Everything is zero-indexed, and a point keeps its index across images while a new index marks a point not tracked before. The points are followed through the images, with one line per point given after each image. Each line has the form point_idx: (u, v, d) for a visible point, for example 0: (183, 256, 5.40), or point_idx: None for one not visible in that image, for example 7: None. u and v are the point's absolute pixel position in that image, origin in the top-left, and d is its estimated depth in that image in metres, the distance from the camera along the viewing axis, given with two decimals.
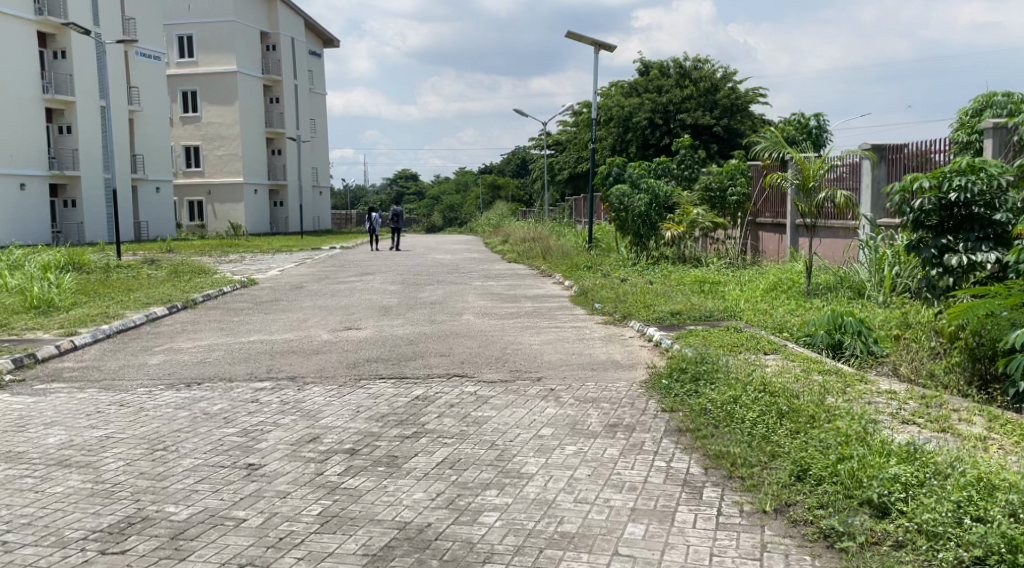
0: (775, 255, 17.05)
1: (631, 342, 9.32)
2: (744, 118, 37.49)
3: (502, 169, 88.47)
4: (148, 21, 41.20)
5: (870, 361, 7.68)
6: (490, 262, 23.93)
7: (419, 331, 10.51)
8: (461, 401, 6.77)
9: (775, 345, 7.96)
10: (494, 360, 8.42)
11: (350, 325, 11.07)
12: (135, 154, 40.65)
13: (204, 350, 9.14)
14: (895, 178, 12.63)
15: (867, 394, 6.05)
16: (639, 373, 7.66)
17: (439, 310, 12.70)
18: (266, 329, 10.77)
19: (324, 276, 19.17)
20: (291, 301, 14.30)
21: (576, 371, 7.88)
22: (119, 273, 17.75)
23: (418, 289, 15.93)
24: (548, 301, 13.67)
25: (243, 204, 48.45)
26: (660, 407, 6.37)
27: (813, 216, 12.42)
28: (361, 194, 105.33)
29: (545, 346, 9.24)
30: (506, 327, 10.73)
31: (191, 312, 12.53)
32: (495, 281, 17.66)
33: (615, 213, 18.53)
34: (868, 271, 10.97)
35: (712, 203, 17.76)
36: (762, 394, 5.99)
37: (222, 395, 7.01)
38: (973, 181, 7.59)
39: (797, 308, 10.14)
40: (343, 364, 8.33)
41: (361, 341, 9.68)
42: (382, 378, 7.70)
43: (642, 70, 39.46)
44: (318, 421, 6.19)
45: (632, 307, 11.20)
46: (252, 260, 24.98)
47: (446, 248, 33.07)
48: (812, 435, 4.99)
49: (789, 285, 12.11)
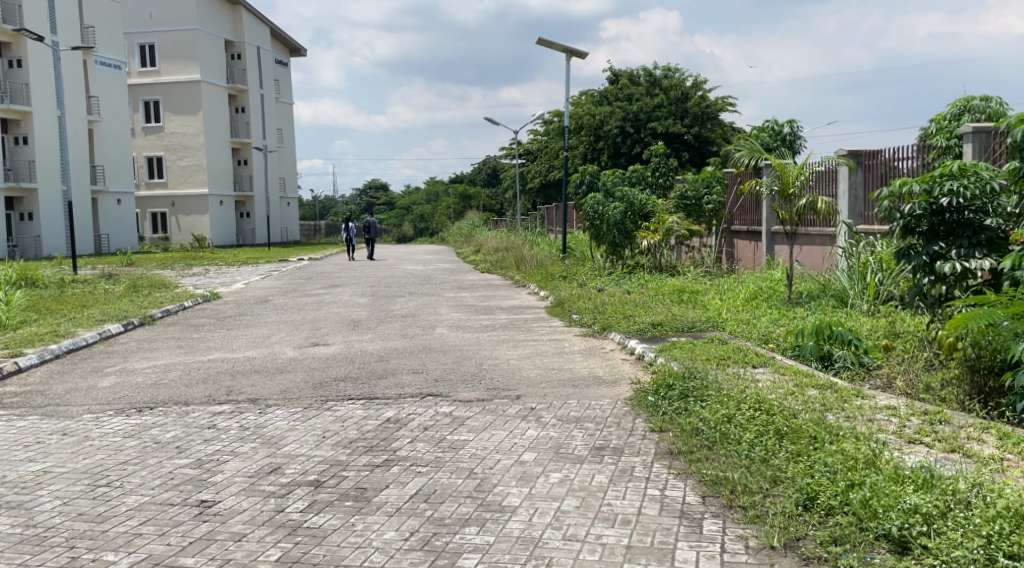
0: (749, 262, 16.82)
1: (612, 356, 8.92)
2: (715, 126, 37.59)
3: (472, 179, 88.13)
4: (108, 29, 40.34)
5: (862, 373, 7.33)
6: (463, 271, 23.50)
7: (390, 346, 10.06)
8: (435, 423, 6.32)
9: (763, 358, 7.57)
10: (469, 377, 7.99)
11: (318, 341, 10.60)
12: (95, 165, 39.68)
13: (160, 370, 8.63)
14: (873, 185, 12.40)
15: (866, 411, 5.67)
16: (624, 389, 7.26)
17: (411, 323, 12.23)
18: (228, 347, 10.26)
19: (291, 289, 18.59)
20: (255, 315, 13.75)
21: (557, 388, 7.43)
22: (74, 288, 17.04)
23: (388, 301, 15.46)
24: (524, 312, 13.27)
25: (208, 215, 47.56)
26: (649, 428, 5.95)
27: (793, 223, 12.15)
28: (330, 205, 104.24)
29: (523, 360, 8.82)
30: (481, 341, 10.32)
31: (148, 329, 11.95)
32: (468, 292, 17.23)
33: (590, 222, 18.23)
34: (849, 278, 10.67)
35: (687, 211, 17.32)
36: (756, 412, 5.57)
37: (175, 421, 6.52)
38: (965, 185, 7.17)
39: (782, 318, 9.79)
40: (309, 385, 7.85)
41: (328, 358, 9.21)
42: (350, 399, 7.23)
43: (613, 79, 39.43)
44: (280, 449, 5.71)
45: (612, 318, 10.82)
46: (217, 273, 24.27)
47: (418, 258, 32.57)
48: (816, 460, 4.59)
49: (769, 294, 11.77)
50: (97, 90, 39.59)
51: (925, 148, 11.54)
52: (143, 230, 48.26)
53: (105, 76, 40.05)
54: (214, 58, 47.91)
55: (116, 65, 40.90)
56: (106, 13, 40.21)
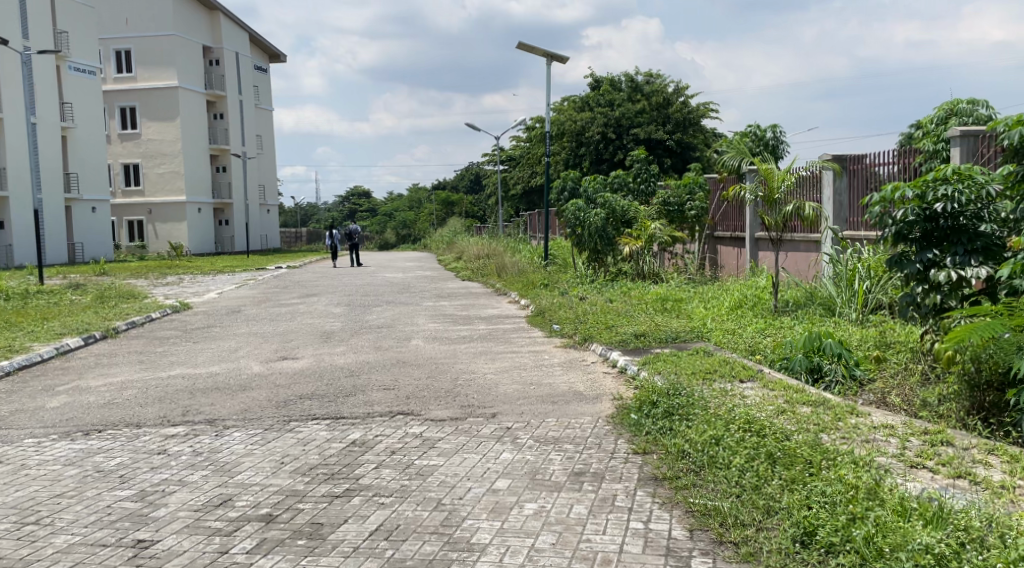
0: (733, 269, 16.49)
1: (594, 369, 8.52)
2: (697, 131, 37.33)
3: (455, 186, 87.64)
4: (81, 34, 39.68)
5: (854, 387, 6.95)
6: (443, 279, 23.09)
7: (361, 359, 9.61)
8: (404, 446, 5.90)
9: (751, 371, 7.16)
10: (443, 393, 7.56)
11: (287, 355, 10.14)
12: (68, 172, 38.95)
13: (116, 389, 8.18)
14: (859, 191, 12.11)
15: (863, 430, 5.27)
16: (605, 406, 6.85)
17: (386, 335, 11.78)
18: (191, 362, 9.80)
19: (265, 299, 18.09)
20: (224, 327, 13.29)
21: (536, 405, 7.02)
22: (38, 299, 16.51)
23: (364, 311, 15.00)
24: (504, 322, 12.86)
25: (185, 223, 46.85)
26: (632, 450, 5.53)
27: (779, 230, 11.81)
28: (311, 212, 103.46)
29: (500, 375, 8.39)
30: (457, 353, 9.90)
31: (110, 343, 11.47)
32: (447, 300, 16.81)
33: (572, 229, 17.85)
34: (836, 287, 10.34)
35: (670, 217, 17.06)
36: (748, 430, 5.16)
37: (123, 446, 6.07)
38: (961, 190, 6.77)
39: (768, 328, 9.43)
40: (273, 403, 7.40)
41: (295, 374, 8.76)
42: (315, 419, 6.79)
43: (594, 85, 39.17)
44: (232, 478, 5.27)
45: (593, 329, 10.43)
46: (190, 282, 23.69)
47: (397, 265, 32.09)
48: (814, 489, 4.20)
49: (754, 302, 11.41)
50: (71, 96, 38.87)
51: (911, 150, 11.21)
52: (119, 238, 47.47)
53: (79, 82, 39.35)
54: (191, 64, 47.26)
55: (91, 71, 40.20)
56: (80, 17, 39.56)
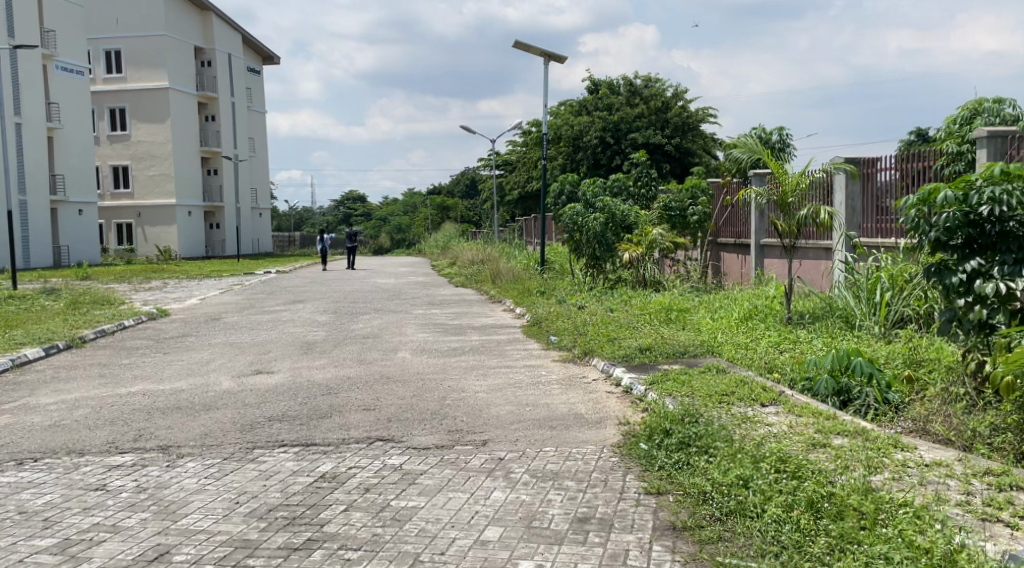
0: (737, 277, 15.72)
1: (596, 388, 7.72)
2: (696, 137, 36.63)
3: (450, 190, 86.90)
4: (70, 33, 38.93)
5: (889, 414, 6.14)
6: (436, 286, 22.25)
7: (341, 375, 8.82)
8: (380, 483, 5.10)
9: (773, 394, 6.34)
10: (429, 416, 6.77)
11: (262, 368, 9.33)
12: (55, 174, 38.10)
13: (66, 408, 7.40)
14: (875, 195, 11.34)
15: (915, 470, 4.48)
16: (610, 433, 6.06)
17: (371, 346, 10.98)
18: (156, 376, 9.02)
19: (248, 305, 17.30)
20: (200, 336, 12.52)
21: (532, 431, 6.23)
22: (8, 306, 15.75)
23: (350, 319, 14.23)
24: (498, 333, 12.08)
25: (175, 226, 45.99)
26: (645, 491, 4.70)
27: (793, 236, 10.96)
28: (307, 216, 102.61)
29: (493, 394, 7.58)
30: (447, 368, 9.11)
31: (72, 354, 10.72)
32: (439, 308, 16.02)
33: (569, 235, 17.06)
34: (855, 299, 9.57)
35: (672, 222, 16.34)
36: (782, 472, 4.38)
37: (57, 481, 5.31)
38: (1009, 192, 5.96)
39: (784, 343, 8.65)
40: (236, 426, 6.61)
41: (268, 391, 7.95)
42: (282, 447, 6.02)
43: (591, 89, 38.48)
44: (175, 523, 4.49)
45: (594, 342, 9.64)
46: (174, 288, 22.87)
47: (390, 271, 31.21)
48: (874, 555, 3.40)
49: (766, 313, 10.62)
50: (58, 96, 38.03)
51: (912, 155, 10.65)
52: (108, 242, 46.58)
53: (67, 82, 38.58)
54: (182, 65, 46.47)
55: (78, 71, 39.37)
56: (68, 16, 38.80)
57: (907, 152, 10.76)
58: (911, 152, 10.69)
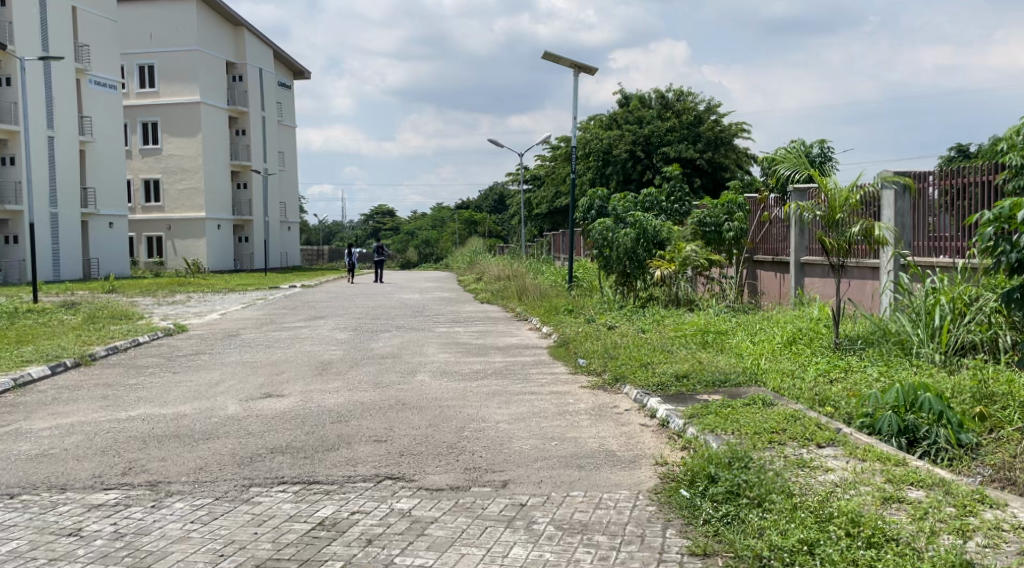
0: (776, 297, 14.97)
1: (629, 419, 7.08)
2: (729, 151, 35.85)
3: (478, 205, 86.46)
4: (103, 48, 39.20)
5: (964, 459, 5.42)
6: (462, 302, 21.75)
7: (355, 400, 8.24)
8: (384, 533, 4.49)
9: (831, 434, 5.63)
10: (445, 451, 6.16)
11: (272, 392, 8.77)
12: (86, 187, 38.22)
13: (58, 435, 6.89)
14: (927, 211, 10.61)
15: (1013, 534, 3.78)
16: (648, 475, 5.41)
17: (390, 367, 10.43)
18: (160, 399, 8.50)
19: (268, 321, 16.85)
20: (214, 354, 12.05)
21: (560, 470, 5.60)
22: (25, 321, 15.44)
23: (370, 337, 13.68)
24: (523, 354, 11.46)
25: (205, 239, 46.04)
26: (688, 552, 4.04)
27: (842, 255, 10.20)
28: (336, 230, 103.00)
29: (516, 426, 6.94)
30: (468, 394, 8.47)
31: (79, 373, 10.29)
32: (463, 326, 15.44)
33: (598, 250, 16.39)
34: (912, 324, 8.80)
35: (707, 239, 15.64)
36: (854, 537, 3.71)
37: (28, 523, 4.77)
38: None
39: (835, 372, 7.93)
40: (234, 459, 6.03)
41: (273, 419, 7.37)
42: (282, 485, 5.45)
43: (622, 102, 37.86)
44: None
45: (626, 367, 8.97)
46: (197, 302, 22.53)
47: (416, 286, 30.79)
48: None
49: (811, 337, 9.89)
50: (91, 110, 38.25)
51: (955, 171, 10.15)
52: (138, 255, 46.72)
53: (100, 96, 38.81)
54: (213, 80, 46.64)
55: (112, 86, 39.61)
56: (102, 31, 39.07)
57: (948, 167, 10.27)
58: (955, 167, 10.16)
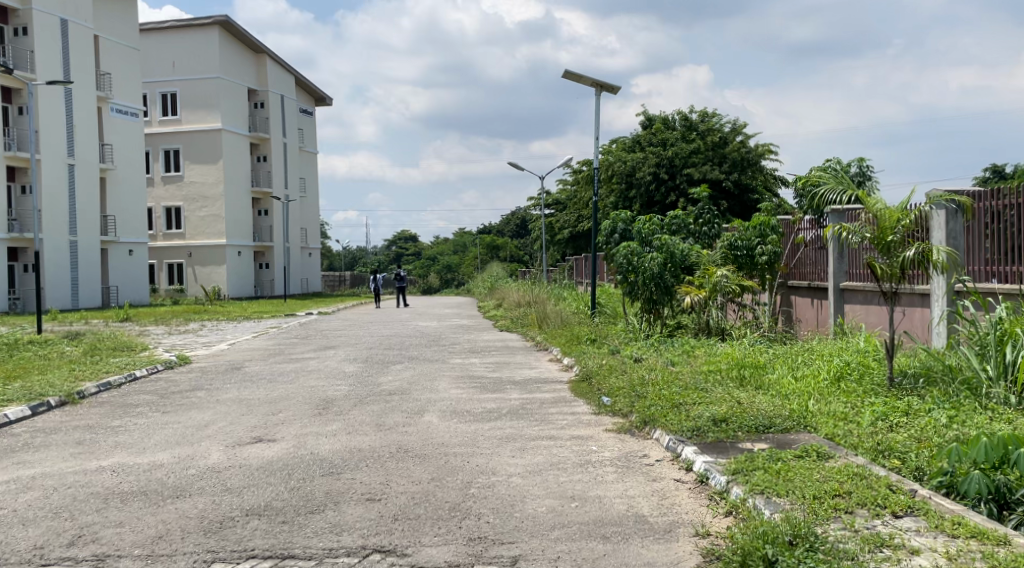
0: (813, 325, 13.96)
1: (661, 473, 6.18)
2: (756, 172, 34.94)
3: (500, 230, 85.84)
4: (125, 75, 39.10)
5: None
6: (480, 330, 20.89)
7: (354, 447, 7.36)
8: None
9: (912, 500, 4.66)
10: (445, 514, 5.26)
11: (263, 436, 7.90)
12: (106, 214, 37.93)
13: (12, 492, 6.07)
14: (979, 238, 9.61)
15: None
16: (686, 553, 4.46)
17: (397, 406, 9.53)
18: (139, 445, 7.67)
19: (276, 352, 16.08)
20: (212, 389, 11.26)
21: (580, 544, 4.65)
22: (22, 353, 14.77)
23: (380, 370, 12.82)
24: (544, 391, 10.53)
25: (226, 266, 45.64)
26: None
27: (895, 281, 9.19)
28: (359, 256, 102.94)
29: (533, 481, 6.03)
30: (478, 440, 7.54)
31: (61, 413, 9.51)
32: (479, 357, 14.55)
33: (622, 276, 15.40)
34: (979, 358, 7.78)
35: (738, 263, 14.71)
36: None
37: None
38: None
39: (895, 415, 6.94)
40: (200, 525, 5.17)
41: (257, 471, 6.51)
42: (251, 563, 4.57)
43: (645, 124, 37.11)
44: None
45: (656, 407, 8.01)
46: (207, 331, 21.83)
47: (433, 312, 30.01)
48: None
49: (860, 372, 8.91)
50: (112, 138, 38.06)
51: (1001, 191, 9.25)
52: (159, 281, 46.49)
53: (120, 123, 38.64)
54: (235, 107, 46.44)
55: (133, 113, 39.45)
56: (123, 59, 38.99)
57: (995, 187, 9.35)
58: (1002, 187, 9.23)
